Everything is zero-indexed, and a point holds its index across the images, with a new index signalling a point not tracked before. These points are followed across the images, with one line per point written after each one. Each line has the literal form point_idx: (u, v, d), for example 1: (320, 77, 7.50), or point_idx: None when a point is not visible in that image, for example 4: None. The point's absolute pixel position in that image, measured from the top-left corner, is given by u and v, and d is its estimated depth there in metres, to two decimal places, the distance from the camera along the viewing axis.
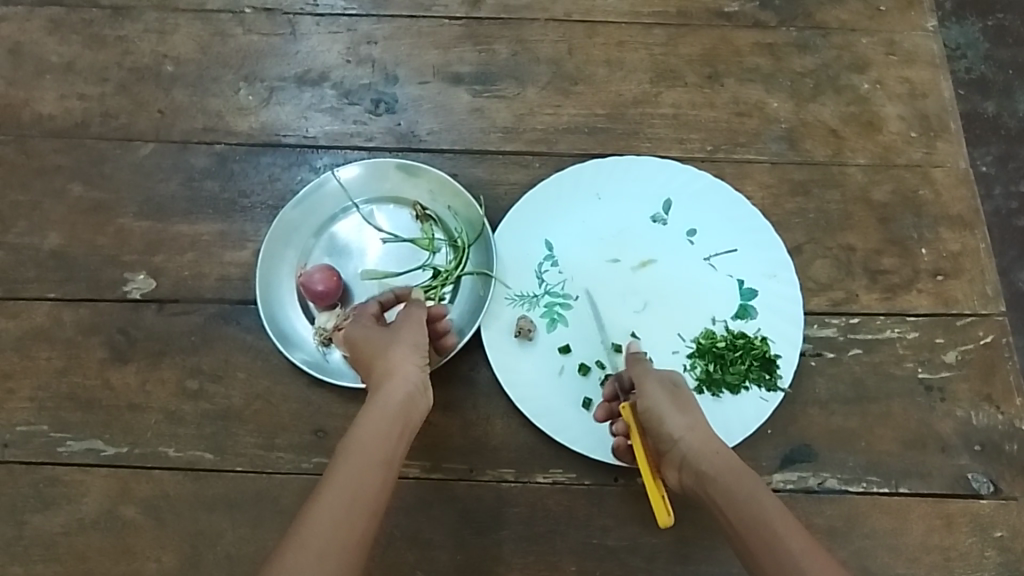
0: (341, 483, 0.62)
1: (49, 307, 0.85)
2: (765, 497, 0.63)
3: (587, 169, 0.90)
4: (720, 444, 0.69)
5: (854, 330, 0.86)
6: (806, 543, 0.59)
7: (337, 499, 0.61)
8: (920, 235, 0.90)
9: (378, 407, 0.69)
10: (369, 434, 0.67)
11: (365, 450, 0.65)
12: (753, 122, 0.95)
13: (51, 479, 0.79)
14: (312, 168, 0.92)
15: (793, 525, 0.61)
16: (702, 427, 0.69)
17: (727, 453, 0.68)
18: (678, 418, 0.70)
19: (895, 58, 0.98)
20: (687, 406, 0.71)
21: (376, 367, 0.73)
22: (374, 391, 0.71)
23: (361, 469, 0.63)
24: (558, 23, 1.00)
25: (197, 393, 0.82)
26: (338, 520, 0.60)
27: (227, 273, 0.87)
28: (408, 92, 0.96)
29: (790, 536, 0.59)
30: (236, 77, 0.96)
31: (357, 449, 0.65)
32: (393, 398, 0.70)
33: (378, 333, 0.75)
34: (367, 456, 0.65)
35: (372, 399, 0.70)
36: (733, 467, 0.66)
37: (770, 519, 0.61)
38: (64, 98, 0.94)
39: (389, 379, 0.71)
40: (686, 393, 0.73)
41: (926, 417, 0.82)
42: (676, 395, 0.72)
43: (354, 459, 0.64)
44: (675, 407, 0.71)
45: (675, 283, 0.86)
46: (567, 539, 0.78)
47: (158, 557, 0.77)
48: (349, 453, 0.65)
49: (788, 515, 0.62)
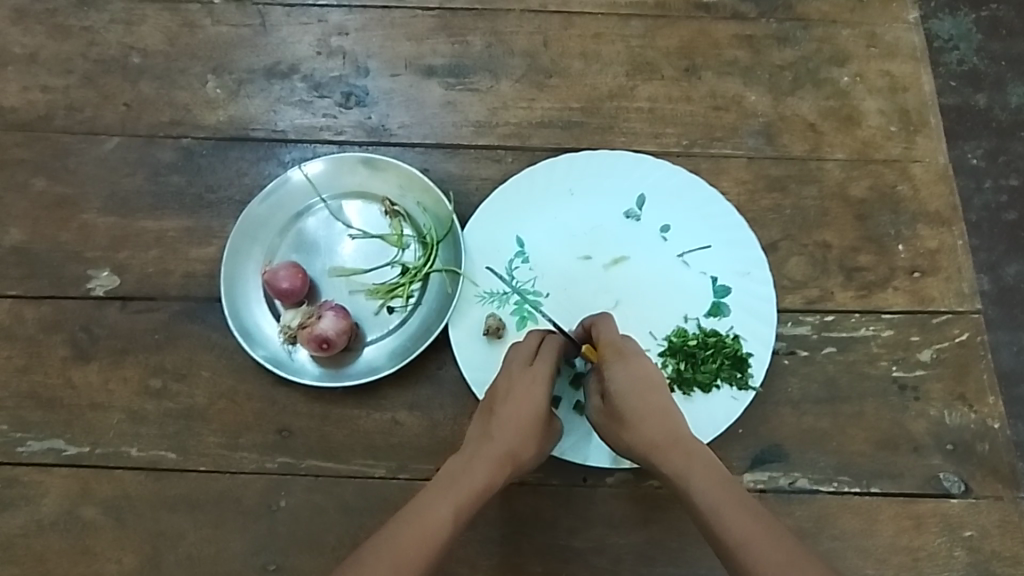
0: (424, 527, 0.65)
1: (10, 304, 0.84)
2: (708, 491, 0.66)
3: (559, 165, 0.88)
4: (668, 444, 0.70)
5: (829, 328, 0.85)
6: (755, 532, 0.62)
7: (417, 545, 0.64)
8: (898, 233, 0.88)
9: (498, 470, 0.71)
10: (475, 490, 0.69)
11: (465, 503, 0.68)
12: (731, 116, 0.93)
13: (10, 479, 0.78)
14: (281, 162, 0.90)
15: (743, 513, 0.64)
16: (642, 438, 0.71)
17: (677, 450, 0.70)
18: (621, 440, 0.73)
19: (876, 51, 0.96)
20: (623, 418, 0.72)
21: (519, 428, 0.73)
22: (501, 449, 0.72)
23: (450, 519, 0.66)
24: (533, 14, 0.98)
25: (160, 392, 0.81)
26: (411, 566, 0.63)
27: (193, 270, 0.85)
28: (380, 84, 0.94)
29: (741, 534, 0.63)
30: (204, 69, 0.95)
31: (457, 501, 0.68)
32: (498, 450, 0.72)
33: (545, 404, 0.74)
34: (461, 508, 0.67)
35: (494, 455, 0.71)
36: (680, 465, 0.69)
37: (716, 517, 0.65)
38: (27, 90, 0.93)
39: (521, 450, 0.72)
40: (629, 399, 0.73)
41: (899, 417, 0.82)
42: (615, 409, 0.73)
43: (449, 508, 0.67)
44: (615, 427, 0.73)
45: (648, 280, 0.85)
46: (534, 540, 0.77)
47: (118, 558, 0.76)
48: (449, 501, 0.67)
49: (731, 501, 0.65)
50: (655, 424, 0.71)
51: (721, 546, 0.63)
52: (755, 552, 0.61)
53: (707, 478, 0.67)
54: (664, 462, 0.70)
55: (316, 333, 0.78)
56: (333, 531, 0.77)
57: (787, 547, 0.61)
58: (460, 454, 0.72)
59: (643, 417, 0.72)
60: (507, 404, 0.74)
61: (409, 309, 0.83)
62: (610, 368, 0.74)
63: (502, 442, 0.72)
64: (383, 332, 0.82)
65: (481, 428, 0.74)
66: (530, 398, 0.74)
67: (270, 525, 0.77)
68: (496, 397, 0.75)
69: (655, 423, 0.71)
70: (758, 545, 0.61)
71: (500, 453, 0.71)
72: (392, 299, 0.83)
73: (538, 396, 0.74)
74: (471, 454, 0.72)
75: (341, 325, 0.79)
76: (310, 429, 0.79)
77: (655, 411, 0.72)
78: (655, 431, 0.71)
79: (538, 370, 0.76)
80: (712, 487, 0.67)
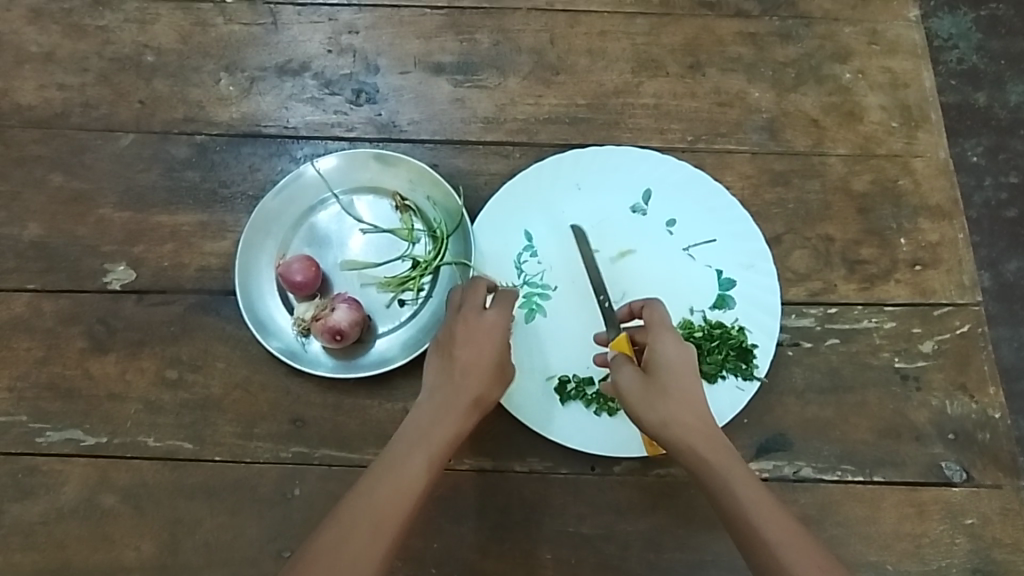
0: (403, 479, 0.68)
1: (29, 297, 0.86)
2: (744, 486, 0.66)
3: (566, 160, 0.90)
4: (703, 428, 0.69)
5: (832, 320, 0.86)
6: (788, 533, 0.63)
7: (395, 495, 0.67)
8: (899, 226, 0.90)
9: (464, 416, 0.74)
10: (446, 438, 0.72)
11: (437, 453, 0.71)
12: (735, 112, 0.95)
13: (30, 468, 0.80)
14: (292, 158, 0.92)
15: (774, 511, 0.65)
16: (678, 417, 0.69)
17: (711, 437, 0.69)
18: (655, 411, 0.69)
19: (878, 47, 0.98)
20: (666, 390, 0.70)
21: (480, 373, 0.75)
22: (466, 396, 0.74)
23: (425, 471, 0.69)
24: (540, 13, 0.99)
25: (177, 383, 0.82)
26: (393, 517, 0.65)
27: (207, 264, 0.87)
28: (389, 82, 0.96)
29: (771, 528, 0.63)
30: (217, 67, 0.96)
31: (430, 454, 0.70)
32: (460, 397, 0.74)
33: (502, 349, 0.77)
34: (434, 456, 0.70)
35: (459, 402, 0.74)
36: (711, 451, 0.68)
37: (749, 510, 0.64)
38: (44, 88, 0.94)
39: (484, 394, 0.75)
40: (675, 374, 0.71)
41: (901, 406, 0.83)
42: (657, 380, 0.71)
43: (425, 460, 0.70)
44: (652, 398, 0.70)
45: (654, 273, 0.87)
46: (543, 527, 0.79)
47: (137, 545, 0.77)
48: (421, 455, 0.70)
49: (767, 502, 0.65)
50: (690, 405, 0.70)
51: (748, 546, 0.64)
52: (790, 556, 0.62)
53: (740, 470, 0.67)
54: (700, 446, 0.68)
55: (329, 325, 0.79)
56: None
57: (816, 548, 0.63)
58: (423, 403, 0.74)
59: (683, 397, 0.70)
60: (467, 350, 0.76)
61: (420, 302, 0.85)
62: (658, 341, 0.73)
63: (467, 389, 0.74)
64: (394, 324, 0.84)
65: (443, 376, 0.75)
66: (489, 345, 0.76)
67: (284, 513, 0.78)
68: (454, 343, 0.76)
69: (691, 406, 0.70)
70: (790, 543, 0.63)
71: (466, 401, 0.74)
72: (404, 291, 0.85)
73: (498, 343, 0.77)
74: (436, 403, 0.74)
75: (353, 317, 0.80)
76: (324, 419, 0.81)
77: (692, 395, 0.70)
78: (690, 413, 0.69)
79: (493, 317, 0.77)
80: (742, 478, 0.66)
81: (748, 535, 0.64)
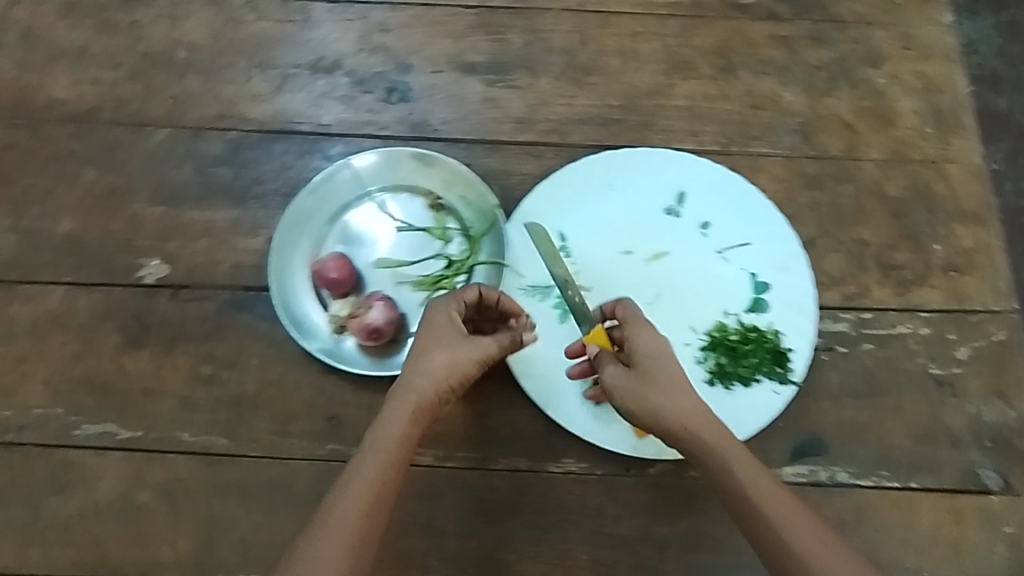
0: (352, 483, 0.65)
1: (64, 291, 0.86)
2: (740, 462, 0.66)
3: (599, 161, 0.90)
4: (694, 412, 0.67)
5: (866, 325, 0.86)
6: (784, 506, 0.64)
7: (350, 503, 0.64)
8: (933, 231, 0.89)
9: (409, 401, 0.68)
10: (396, 430, 0.67)
11: (387, 448, 0.66)
12: (768, 115, 0.95)
13: (66, 462, 0.80)
14: (326, 156, 0.92)
15: (769, 485, 0.65)
16: (668, 407, 0.67)
17: (702, 420, 0.67)
18: (651, 402, 0.68)
19: (911, 52, 0.97)
20: (653, 382, 0.69)
21: (424, 356, 0.70)
22: (413, 381, 0.69)
23: (376, 470, 0.65)
24: (572, 13, 0.99)
25: (211, 379, 0.82)
26: (350, 526, 0.62)
27: (241, 260, 0.87)
28: (421, 81, 0.96)
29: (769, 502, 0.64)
30: (249, 64, 0.96)
31: (376, 448, 0.66)
32: (406, 383, 0.69)
33: (448, 330, 0.72)
34: (382, 452, 0.66)
35: (403, 388, 0.69)
36: (706, 432, 0.67)
37: (749, 488, 0.65)
38: (78, 83, 0.94)
39: (437, 377, 0.70)
40: (658, 364, 0.70)
41: (937, 411, 0.83)
42: (642, 373, 0.69)
43: (375, 457, 0.66)
44: (642, 391, 0.68)
45: (688, 275, 0.87)
46: (579, 527, 0.78)
47: (172, 541, 0.77)
48: (369, 454, 0.66)
49: (762, 476, 0.66)
50: (678, 393, 0.68)
51: (748, 525, 0.64)
52: (795, 533, 0.62)
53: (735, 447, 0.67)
54: (698, 431, 0.67)
55: (365, 324, 0.79)
56: None
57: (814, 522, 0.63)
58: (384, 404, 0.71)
59: (671, 385, 0.68)
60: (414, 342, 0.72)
61: None
62: (637, 333, 0.72)
63: (410, 376, 0.69)
64: None
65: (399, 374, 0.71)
66: (439, 329, 0.72)
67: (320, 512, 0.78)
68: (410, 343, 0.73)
69: (678, 393, 0.68)
70: (789, 517, 0.63)
71: (411, 387, 0.69)
72: (437, 291, 0.84)
73: (447, 321, 0.72)
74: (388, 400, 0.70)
75: (389, 315, 0.80)
76: (358, 418, 0.81)
77: (679, 383, 0.69)
78: (679, 400, 0.68)
79: (438, 306, 0.73)
80: (739, 457, 0.66)
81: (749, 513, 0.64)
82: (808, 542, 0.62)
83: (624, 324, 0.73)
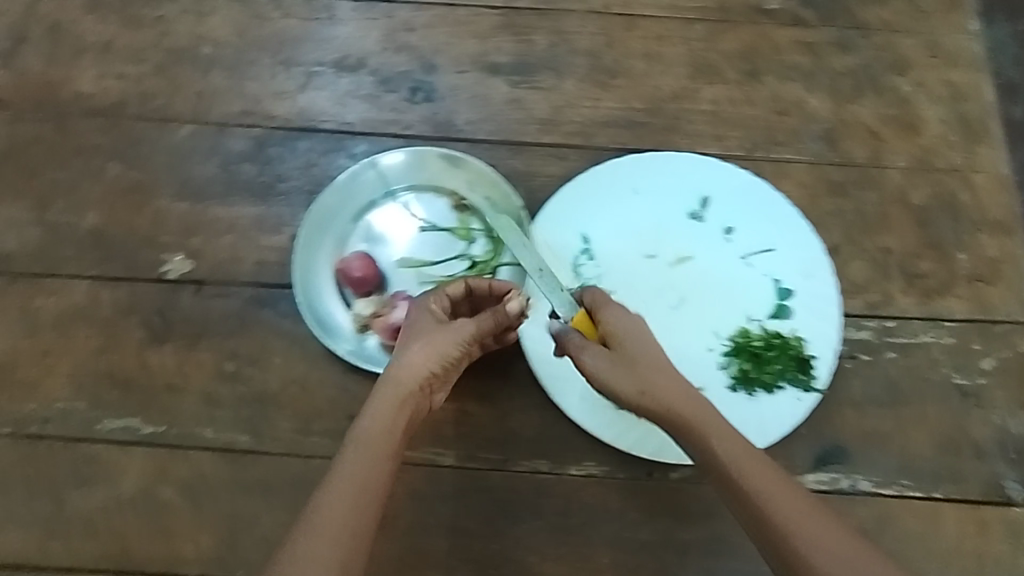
0: (336, 481, 0.61)
1: (88, 286, 0.86)
2: (721, 432, 0.63)
3: (624, 164, 0.90)
4: (674, 386, 0.65)
5: (890, 333, 0.86)
6: (770, 477, 0.60)
7: (335, 501, 0.60)
8: (959, 240, 0.89)
9: (392, 396, 0.66)
10: (379, 424, 0.65)
11: (371, 443, 0.64)
12: (792, 120, 0.94)
13: (89, 456, 0.80)
14: (350, 155, 0.92)
15: (752, 455, 0.62)
16: (647, 382, 0.65)
17: (682, 393, 0.64)
18: (631, 376, 0.65)
19: (938, 59, 0.97)
20: (632, 361, 0.66)
21: (405, 351, 0.69)
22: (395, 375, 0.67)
23: (360, 464, 0.62)
24: (597, 15, 0.99)
25: (234, 376, 0.82)
26: (335, 523, 0.59)
27: (265, 258, 0.87)
28: (446, 81, 0.96)
29: (754, 473, 0.61)
30: (274, 61, 0.96)
31: (360, 443, 0.64)
32: (387, 378, 0.67)
33: (427, 324, 0.71)
34: (366, 446, 0.63)
35: (384, 383, 0.67)
36: (686, 403, 0.64)
37: (734, 460, 0.61)
38: (103, 78, 0.95)
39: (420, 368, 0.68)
40: (635, 341, 0.67)
41: (961, 422, 0.82)
42: (619, 352, 0.67)
43: (358, 452, 0.63)
44: (622, 369, 0.66)
45: (712, 280, 0.87)
46: (600, 531, 0.78)
47: (195, 538, 0.77)
48: (352, 450, 0.63)
49: (744, 446, 0.62)
50: (658, 367, 0.66)
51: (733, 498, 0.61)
52: (776, 501, 0.59)
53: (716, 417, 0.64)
54: (677, 404, 0.64)
55: (389, 323, 0.80)
56: (406, 516, 0.79)
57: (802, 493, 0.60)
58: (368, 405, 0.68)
59: (650, 361, 0.66)
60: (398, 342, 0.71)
61: None
62: (608, 314, 0.70)
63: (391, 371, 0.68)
64: None
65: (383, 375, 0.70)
66: (420, 324, 0.71)
67: None
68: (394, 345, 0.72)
69: (658, 367, 0.66)
70: (774, 488, 0.60)
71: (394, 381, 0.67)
72: None
73: (427, 317, 0.71)
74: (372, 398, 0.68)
75: None
76: None
77: (657, 358, 0.66)
78: (657, 375, 0.65)
79: (420, 307, 0.73)
80: (722, 427, 0.63)
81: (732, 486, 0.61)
82: (794, 513, 0.58)
83: (595, 306, 0.71)
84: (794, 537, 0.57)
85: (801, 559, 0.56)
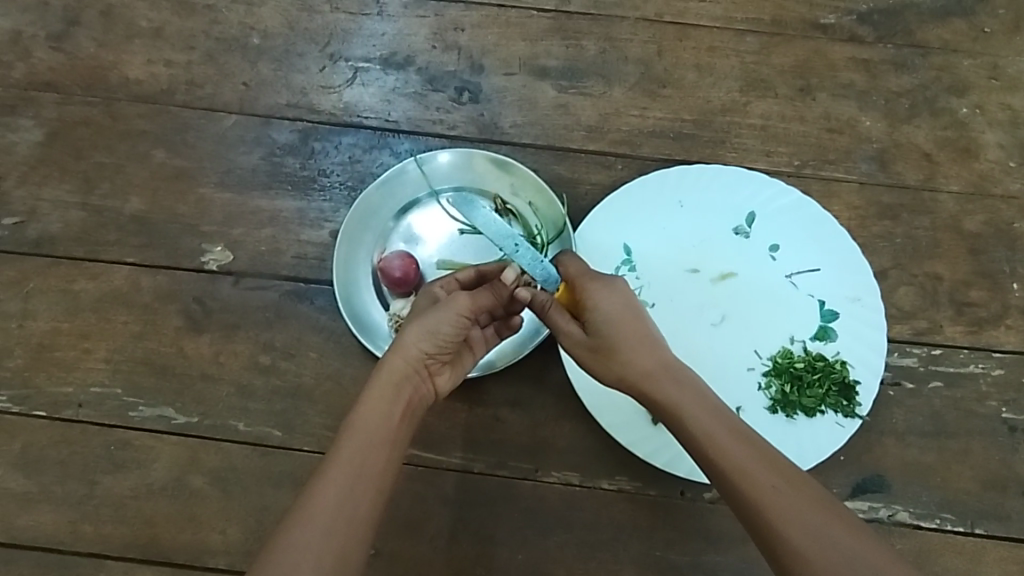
0: (332, 466, 0.61)
1: (128, 271, 0.86)
2: (700, 414, 0.64)
3: (671, 176, 0.87)
4: (659, 372, 0.67)
5: (936, 362, 0.83)
6: (748, 456, 0.62)
7: (329, 486, 0.59)
8: (1012, 270, 0.87)
9: (387, 381, 0.66)
10: (374, 410, 0.64)
11: (367, 428, 0.63)
12: (845, 140, 0.92)
13: (123, 442, 0.81)
14: (394, 152, 0.91)
15: (732, 435, 0.63)
16: (631, 369, 0.67)
17: (665, 378, 0.67)
18: (612, 368, 0.69)
19: (998, 83, 0.94)
20: (614, 348, 0.69)
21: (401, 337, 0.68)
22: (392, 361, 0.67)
23: (356, 450, 0.62)
24: (649, 23, 0.97)
25: (269, 368, 0.82)
26: (329, 508, 0.58)
27: (305, 252, 0.87)
28: (493, 83, 0.95)
29: (733, 454, 0.62)
30: (322, 54, 0.95)
31: (355, 428, 0.63)
32: (384, 364, 0.67)
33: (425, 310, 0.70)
34: (360, 431, 0.63)
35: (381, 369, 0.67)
36: (671, 389, 0.66)
37: (713, 442, 0.63)
38: (152, 63, 0.95)
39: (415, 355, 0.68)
40: (618, 327, 0.69)
41: (1007, 458, 0.81)
42: (602, 339, 0.69)
43: (353, 438, 0.62)
44: (604, 358, 0.69)
45: (756, 298, 0.85)
46: (631, 548, 0.77)
47: (223, 529, 0.79)
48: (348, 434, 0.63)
49: (722, 426, 0.64)
50: (643, 352, 0.68)
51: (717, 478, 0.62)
52: (752, 480, 0.60)
53: (698, 400, 0.65)
54: (658, 389, 0.66)
55: None
56: (434, 520, 0.78)
57: (782, 470, 0.61)
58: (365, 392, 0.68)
59: (634, 348, 0.68)
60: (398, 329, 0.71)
61: None
62: (593, 296, 0.70)
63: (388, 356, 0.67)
64: None
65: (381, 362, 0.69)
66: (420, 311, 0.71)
67: None
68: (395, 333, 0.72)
69: (642, 353, 0.68)
70: (750, 467, 0.61)
71: (389, 366, 0.67)
72: None
73: (427, 305, 0.71)
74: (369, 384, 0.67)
75: None
76: None
77: (642, 343, 0.68)
78: (642, 360, 0.68)
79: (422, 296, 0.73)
80: (700, 411, 0.65)
81: (714, 467, 0.62)
82: (771, 490, 0.59)
83: (577, 284, 0.71)
84: (772, 513, 0.58)
85: (777, 538, 0.57)
